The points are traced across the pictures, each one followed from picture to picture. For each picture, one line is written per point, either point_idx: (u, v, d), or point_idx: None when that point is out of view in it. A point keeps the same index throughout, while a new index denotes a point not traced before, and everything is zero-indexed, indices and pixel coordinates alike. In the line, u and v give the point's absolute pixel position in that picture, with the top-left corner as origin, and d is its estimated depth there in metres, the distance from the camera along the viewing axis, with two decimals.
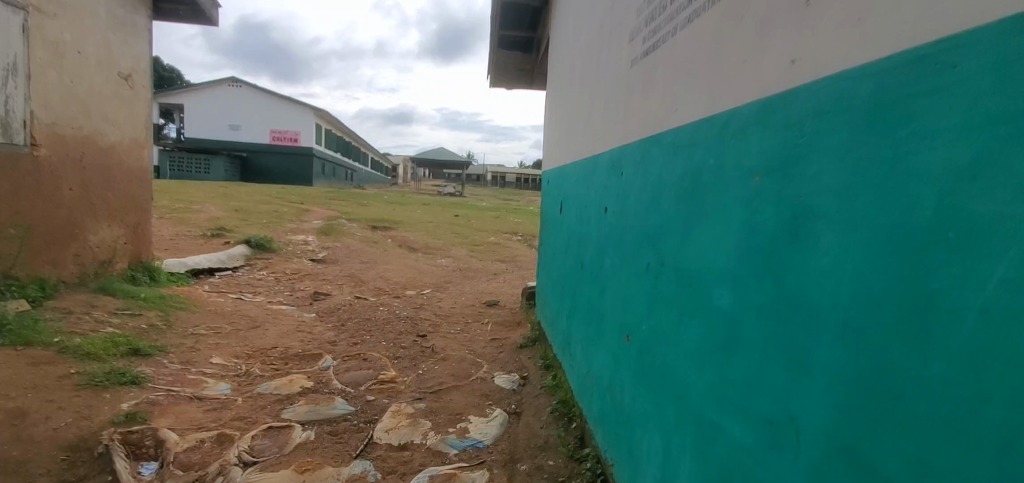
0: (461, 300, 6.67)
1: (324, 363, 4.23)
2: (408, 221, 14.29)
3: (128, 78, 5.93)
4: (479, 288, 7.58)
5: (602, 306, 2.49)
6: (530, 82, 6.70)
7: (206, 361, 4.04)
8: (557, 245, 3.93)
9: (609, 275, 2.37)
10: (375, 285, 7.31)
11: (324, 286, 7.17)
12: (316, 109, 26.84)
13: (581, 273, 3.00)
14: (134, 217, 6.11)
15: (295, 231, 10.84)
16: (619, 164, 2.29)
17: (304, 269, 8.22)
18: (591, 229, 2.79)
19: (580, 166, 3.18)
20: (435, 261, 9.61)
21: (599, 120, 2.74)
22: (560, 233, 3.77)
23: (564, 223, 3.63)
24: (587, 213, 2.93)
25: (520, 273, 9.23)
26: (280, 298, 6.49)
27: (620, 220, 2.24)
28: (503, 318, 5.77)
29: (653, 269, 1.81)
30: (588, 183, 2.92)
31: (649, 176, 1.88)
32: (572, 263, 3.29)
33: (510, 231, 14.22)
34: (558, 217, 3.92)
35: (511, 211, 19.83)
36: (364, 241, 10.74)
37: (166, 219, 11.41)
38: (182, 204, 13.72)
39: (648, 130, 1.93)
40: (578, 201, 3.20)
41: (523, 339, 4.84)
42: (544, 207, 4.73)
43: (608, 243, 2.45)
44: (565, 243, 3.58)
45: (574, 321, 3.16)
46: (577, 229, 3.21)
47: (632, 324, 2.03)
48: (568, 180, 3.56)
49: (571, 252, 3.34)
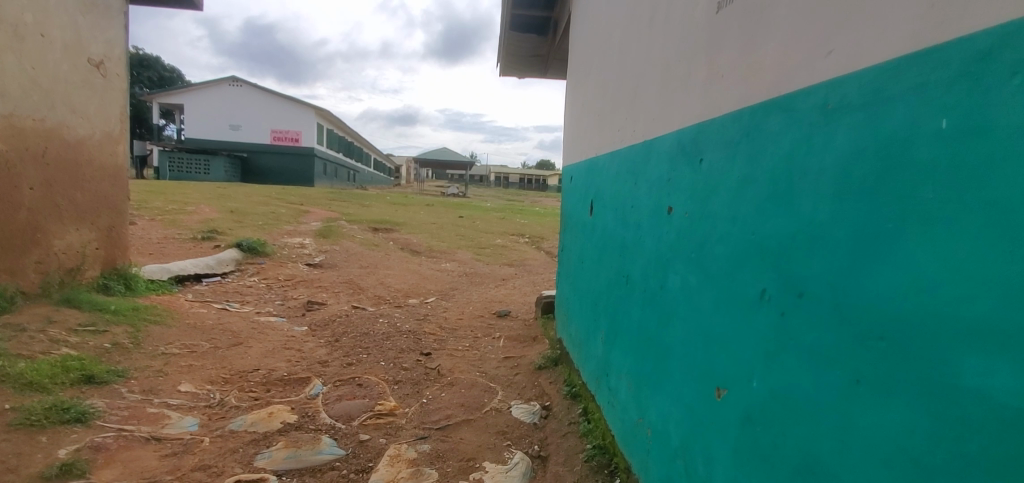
0: (469, 310, 6.06)
1: (311, 390, 3.63)
2: (412, 223, 13.71)
3: (100, 66, 5.36)
4: (488, 296, 6.95)
5: (663, 339, 1.89)
6: (544, 70, 6.08)
7: (172, 390, 3.45)
8: (584, 252, 3.36)
9: (676, 298, 1.79)
10: (374, 293, 6.69)
11: (319, 295, 6.56)
12: (317, 109, 26.30)
13: (625, 291, 2.41)
14: (107, 219, 5.54)
15: (292, 234, 10.27)
16: (692, 151, 1.71)
17: (299, 274, 7.63)
18: (640, 236, 2.21)
19: (619, 158, 2.61)
20: (440, 266, 8.99)
21: (651, 96, 2.17)
22: (590, 237, 3.20)
23: (596, 226, 3.07)
24: (632, 217, 2.35)
25: (531, 278, 8.62)
26: (269, 309, 5.89)
27: (695, 225, 1.65)
28: (516, 332, 5.16)
29: (770, 300, 1.23)
30: (634, 179, 2.34)
31: (759, 164, 1.30)
32: (609, 275, 2.71)
33: (517, 232, 13.63)
34: (585, 218, 3.36)
35: (518, 211, 19.24)
36: (365, 243, 10.15)
37: (156, 221, 10.82)
38: (177, 205, 13.17)
39: (754, 90, 1.35)
40: (617, 200, 2.62)
41: (541, 359, 4.23)
42: (564, 208, 4.15)
43: (670, 256, 1.86)
44: (597, 250, 3.01)
45: (614, 348, 2.56)
46: (615, 235, 2.63)
47: (723, 372, 1.44)
48: (601, 176, 2.99)
49: (608, 261, 2.76)
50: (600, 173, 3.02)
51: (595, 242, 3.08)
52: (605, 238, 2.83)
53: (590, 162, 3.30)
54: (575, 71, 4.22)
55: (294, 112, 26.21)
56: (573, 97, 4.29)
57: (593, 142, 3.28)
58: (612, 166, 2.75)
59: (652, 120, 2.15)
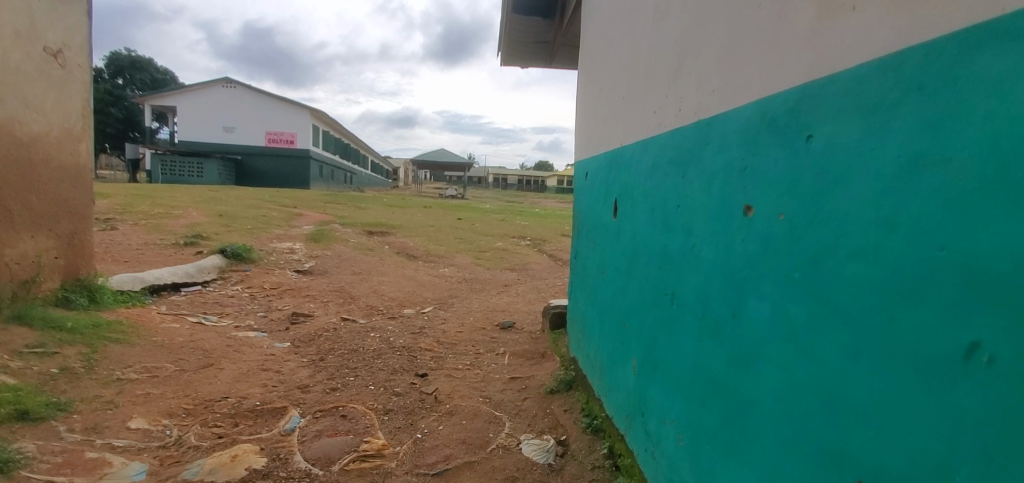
0: (469, 322, 5.52)
1: (286, 424, 3.10)
2: (408, 225, 13.19)
3: (59, 55, 4.85)
4: (489, 304, 6.43)
5: (738, 387, 1.39)
6: (549, 58, 5.57)
7: (120, 427, 2.96)
8: (605, 261, 2.87)
9: (763, 333, 1.28)
10: (366, 303, 6.16)
11: (306, 305, 6.03)
12: (312, 110, 25.80)
13: (667, 314, 1.91)
14: (68, 225, 5.03)
15: (281, 238, 9.75)
16: (788, 127, 1.21)
17: (287, 282, 7.09)
18: (692, 244, 1.71)
19: (654, 148, 2.11)
20: (437, 272, 8.45)
21: (706, 60, 1.66)
22: (614, 244, 2.70)
23: (621, 231, 2.57)
24: (676, 220, 1.85)
25: (534, 284, 8.09)
26: (250, 322, 5.36)
27: (796, 232, 1.16)
28: (522, 347, 4.64)
29: (996, 363, 0.73)
30: (680, 171, 1.84)
31: (949, 136, 0.80)
32: (642, 291, 2.21)
33: (518, 235, 13.13)
34: (606, 222, 2.87)
35: (518, 213, 18.71)
36: (358, 248, 9.62)
37: (139, 226, 10.29)
38: (164, 208, 12.64)
39: (932, 15, 0.85)
40: (653, 199, 2.12)
41: (553, 381, 3.70)
42: (577, 208, 3.63)
43: (747, 274, 1.36)
44: (624, 259, 2.51)
45: (653, 384, 2.05)
46: (651, 241, 2.13)
47: (871, 460, 0.94)
48: (627, 171, 2.49)
49: (640, 273, 2.26)
50: (625, 167, 2.52)
51: (620, 249, 2.58)
52: (635, 246, 2.33)
53: (611, 156, 2.80)
54: (586, 55, 3.71)
55: (289, 113, 25.70)
56: (585, 85, 3.79)
57: (614, 132, 2.77)
58: (643, 158, 2.26)
59: (708, 92, 1.64)
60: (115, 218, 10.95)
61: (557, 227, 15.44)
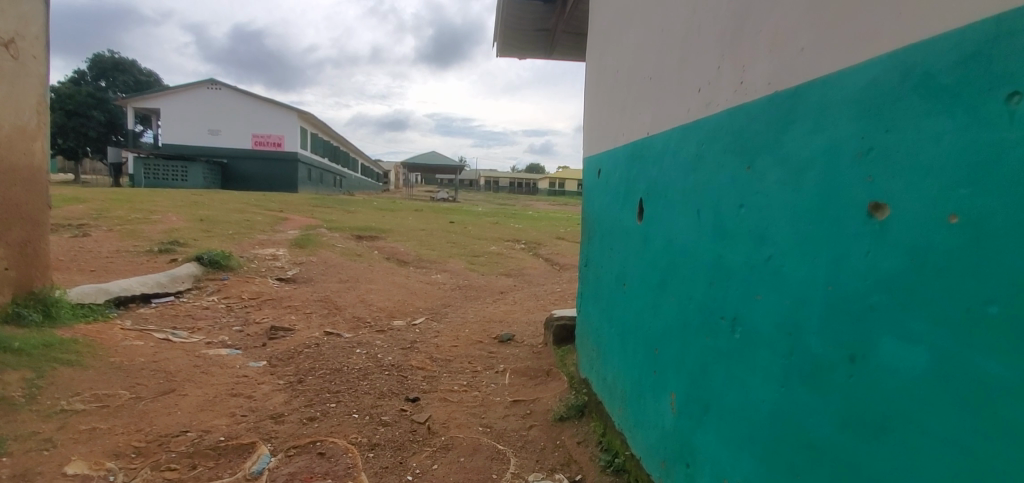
0: (465, 334, 5.08)
1: (254, 464, 2.64)
2: (398, 229, 12.72)
3: (10, 46, 4.36)
4: (485, 314, 6.00)
5: (866, 460, 0.99)
6: (550, 47, 5.16)
7: (55, 474, 2.49)
8: (625, 272, 2.48)
9: (916, 389, 0.89)
10: (352, 314, 5.68)
11: (287, 317, 5.55)
12: (300, 111, 25.26)
13: (723, 344, 1.51)
14: (21, 233, 4.53)
15: (264, 244, 9.25)
16: (964, 85, 0.82)
17: (268, 292, 6.60)
18: (764, 256, 1.31)
19: (697, 134, 1.72)
20: (429, 278, 7.99)
21: (790, 12, 1.25)
22: (637, 252, 2.31)
23: (646, 236, 2.18)
24: (736, 224, 1.45)
25: (532, 290, 7.68)
26: (224, 338, 4.87)
27: (996, 245, 0.76)
28: (524, 364, 4.21)
29: None
30: (742, 162, 1.45)
31: None
32: (681, 311, 1.81)
33: (512, 238, 12.73)
34: (625, 226, 2.47)
35: (511, 216, 18.30)
36: (346, 254, 9.15)
37: (113, 232, 9.71)
38: (142, 213, 12.06)
39: None
40: (695, 198, 1.72)
41: (561, 405, 3.27)
42: (588, 210, 3.22)
43: (877, 300, 0.97)
44: (652, 271, 2.11)
45: (701, 430, 1.63)
46: (692, 251, 1.74)
47: None
48: (655, 166, 2.10)
49: (677, 288, 1.86)
50: (652, 161, 2.13)
51: (645, 258, 2.19)
52: (669, 256, 1.93)
53: (632, 149, 2.41)
54: (595, 40, 3.31)
55: (276, 115, 25.13)
56: (593, 74, 3.38)
57: (637, 119, 2.36)
58: (678, 149, 1.87)
59: (794, 54, 1.24)
60: (88, 224, 10.36)
61: (551, 229, 15.05)
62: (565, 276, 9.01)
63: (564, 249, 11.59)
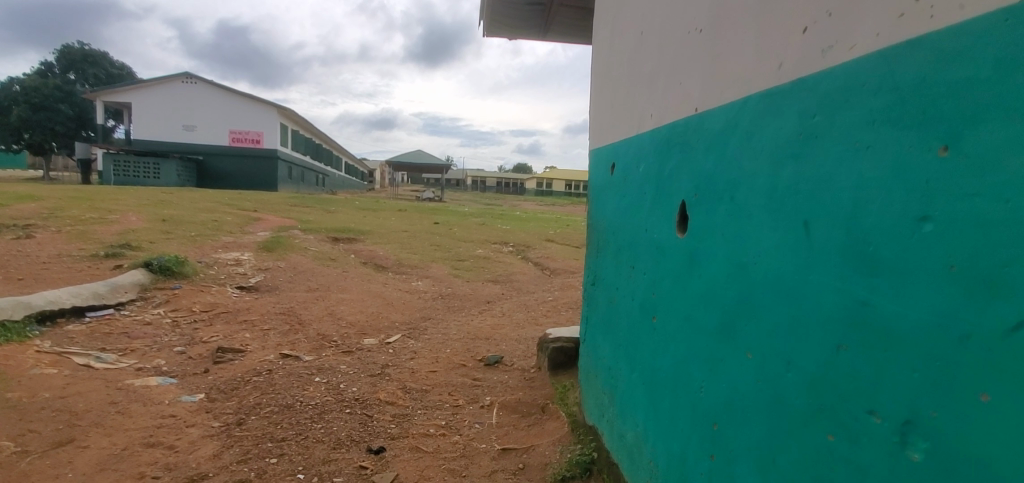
0: (445, 356, 4.38)
1: None
2: (379, 231, 11.97)
3: None
4: (470, 329, 5.32)
5: None
6: (543, 26, 4.51)
7: None
8: (653, 302, 1.84)
9: None
10: (317, 330, 4.95)
11: (240, 335, 4.79)
12: (279, 107, 24.31)
13: (877, 462, 0.87)
14: None
15: (228, 247, 8.44)
16: None
17: (223, 303, 5.82)
18: (1000, 322, 0.69)
19: (803, 104, 1.08)
20: (409, 286, 7.26)
21: None
22: (674, 278, 1.66)
23: (691, 257, 1.54)
24: (908, 253, 0.82)
25: (521, 299, 7.01)
26: (159, 362, 4.12)
27: None
28: (514, 396, 3.54)
29: None
30: (920, 146, 0.82)
31: None
32: (765, 379, 1.18)
33: (500, 240, 12.07)
34: (654, 239, 1.83)
35: (498, 216, 17.66)
36: (318, 258, 8.39)
37: (61, 233, 8.78)
38: (98, 213, 11.11)
39: None
40: (796, 205, 1.09)
41: (561, 459, 2.60)
42: (597, 214, 2.57)
43: None
44: (700, 306, 1.47)
45: None
46: (788, 287, 1.10)
47: None
48: (708, 157, 1.46)
49: (754, 342, 1.22)
50: (703, 150, 1.49)
51: (689, 286, 1.55)
52: (735, 290, 1.29)
53: (665, 135, 1.76)
54: (604, 4, 2.64)
55: (254, 110, 24.16)
56: (601, 48, 2.72)
57: (676, 92, 1.71)
58: (757, 129, 1.23)
59: None
60: (35, 224, 9.42)
61: (541, 231, 14.39)
62: (556, 282, 8.35)
63: (554, 252, 10.96)
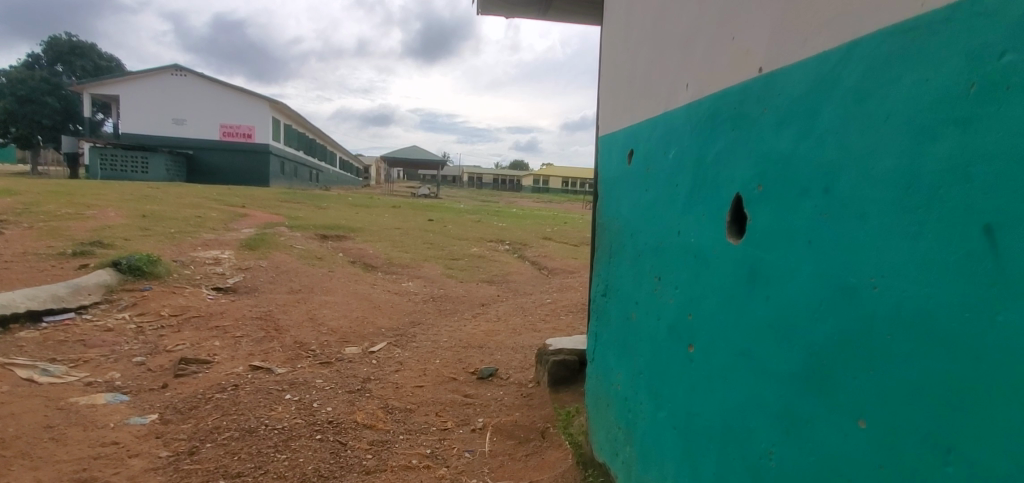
0: (434, 368, 3.96)
1: None
2: (370, 228, 11.52)
3: None
4: (462, 336, 4.90)
5: None
6: (544, 4, 4.10)
7: None
8: (687, 325, 1.44)
9: None
10: (294, 338, 4.51)
11: (209, 343, 4.35)
12: (271, 101, 23.76)
13: None
14: None
15: (209, 245, 7.98)
16: None
17: (196, 306, 5.37)
18: None
19: (980, 39, 0.69)
20: (398, 288, 6.82)
21: None
22: (724, 296, 1.25)
23: (751, 269, 1.14)
24: None
25: (518, 301, 6.60)
26: (115, 375, 3.68)
27: None
28: (510, 417, 3.13)
29: None
30: None
31: None
32: (900, 462, 0.79)
33: (496, 238, 11.65)
34: (690, 244, 1.43)
35: (494, 213, 17.24)
36: (304, 257, 7.94)
37: (32, 229, 8.29)
38: (76, 208, 10.60)
39: None
40: (966, 199, 0.70)
41: None
42: (609, 209, 2.17)
43: None
44: (768, 339, 1.07)
45: None
46: (945, 327, 0.72)
47: None
48: (782, 134, 1.06)
49: (876, 403, 0.82)
50: (775, 124, 1.09)
51: (748, 309, 1.15)
52: (836, 322, 0.90)
53: (708, 109, 1.36)
54: None
55: (246, 104, 23.63)
56: (615, 15, 2.29)
57: (725, 50, 1.30)
58: (882, 87, 0.83)
59: None
60: (5, 219, 8.92)
61: (538, 229, 13.94)
62: (554, 284, 7.92)
63: (552, 250, 10.55)
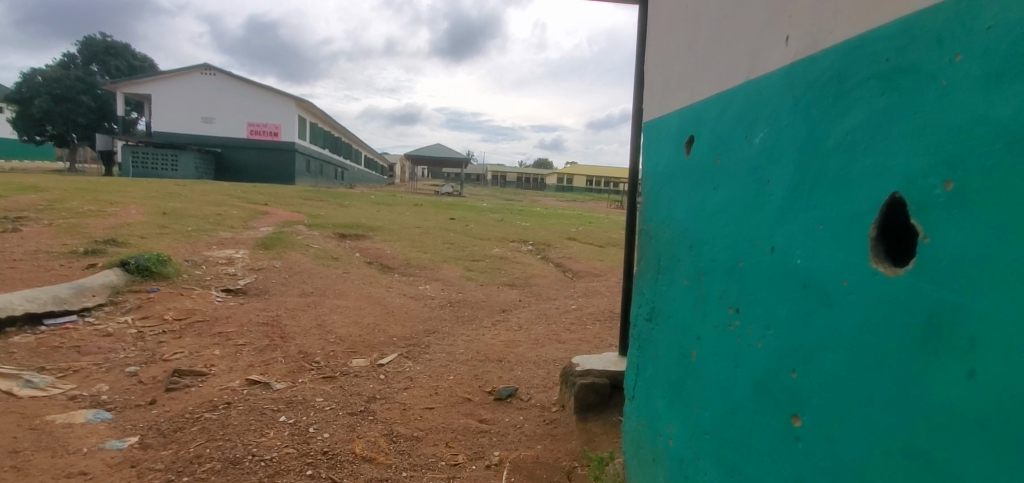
0: (446, 386, 3.56)
1: None
2: (390, 227, 11.25)
3: None
4: (480, 347, 4.50)
5: None
6: None
7: None
8: (782, 381, 1.01)
9: None
10: (299, 347, 4.18)
11: (208, 352, 4.05)
12: (296, 99, 23.84)
13: None
14: None
15: (224, 244, 7.78)
16: None
17: (201, 309, 5.10)
18: None
19: None
20: (415, 291, 6.46)
21: None
22: (861, 351, 0.83)
23: (927, 315, 0.72)
24: None
25: (542, 307, 6.17)
26: (102, 388, 3.41)
27: None
28: (530, 450, 2.70)
29: None
30: None
31: None
32: None
33: (519, 237, 11.25)
34: (787, 266, 1.00)
35: (517, 212, 16.85)
36: (320, 257, 7.67)
37: (52, 227, 8.25)
38: (100, 205, 10.61)
39: None
40: None
41: None
42: (656, 212, 1.73)
43: None
44: (975, 438, 0.66)
45: None
46: None
47: None
48: (1004, 96, 0.64)
49: None
50: (983, 81, 0.67)
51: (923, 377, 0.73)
52: None
53: (827, 71, 0.93)
54: None
55: (272, 102, 23.75)
56: None
57: None
58: None
59: None
60: (28, 216, 8.92)
61: (561, 229, 13.47)
62: (579, 288, 7.45)
63: (577, 252, 10.09)
